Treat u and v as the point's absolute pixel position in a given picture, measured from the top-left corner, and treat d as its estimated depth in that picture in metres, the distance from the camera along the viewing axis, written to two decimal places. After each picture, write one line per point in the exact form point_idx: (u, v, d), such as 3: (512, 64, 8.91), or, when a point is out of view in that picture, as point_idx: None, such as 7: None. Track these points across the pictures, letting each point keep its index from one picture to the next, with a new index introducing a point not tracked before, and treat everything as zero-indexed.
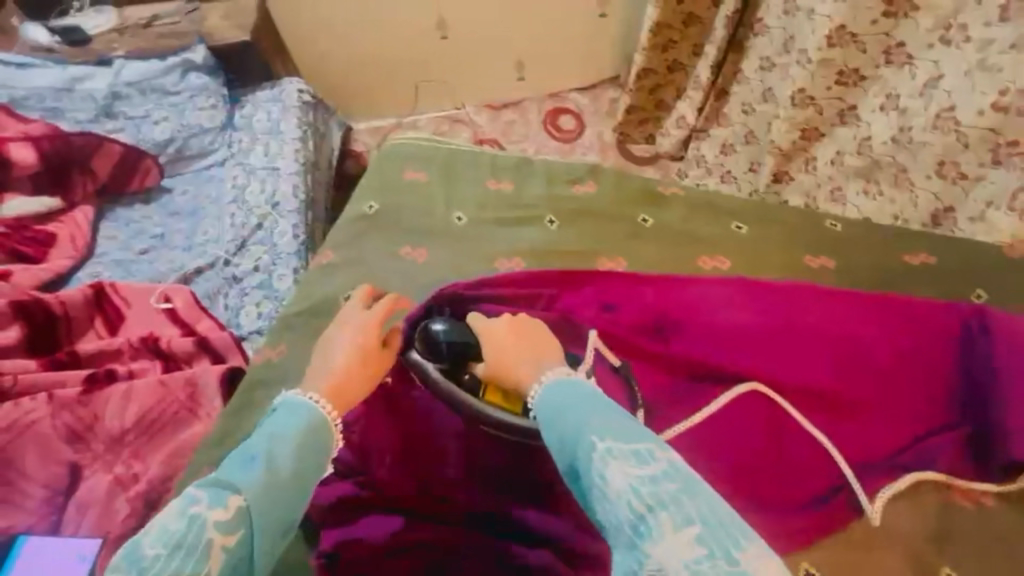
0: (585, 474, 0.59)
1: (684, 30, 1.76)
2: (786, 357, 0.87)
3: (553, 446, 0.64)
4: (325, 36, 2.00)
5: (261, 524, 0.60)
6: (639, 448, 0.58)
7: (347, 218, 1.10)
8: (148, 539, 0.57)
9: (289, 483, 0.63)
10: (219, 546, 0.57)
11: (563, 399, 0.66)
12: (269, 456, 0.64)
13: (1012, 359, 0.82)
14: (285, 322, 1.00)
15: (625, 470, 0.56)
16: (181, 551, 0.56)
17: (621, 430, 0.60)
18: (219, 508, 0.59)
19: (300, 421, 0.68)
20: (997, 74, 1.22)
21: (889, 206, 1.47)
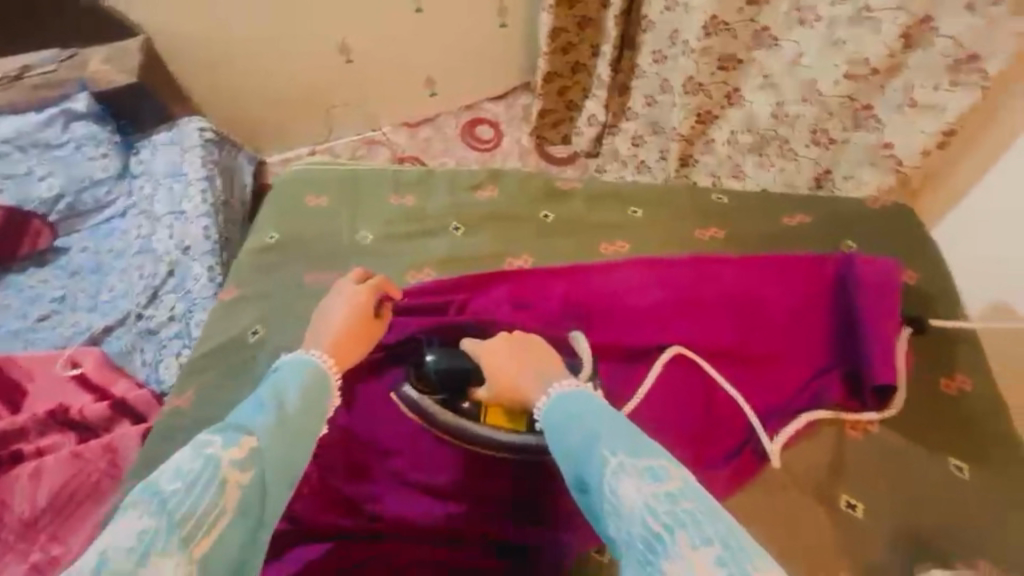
0: (598, 488, 0.59)
1: (580, 32, 1.83)
2: (690, 325, 0.92)
3: (564, 459, 0.64)
4: (220, 70, 1.92)
5: (273, 467, 0.61)
6: (652, 464, 0.58)
7: (248, 252, 1.07)
8: (163, 477, 0.55)
9: (298, 427, 0.64)
10: (234, 482, 0.57)
11: (572, 414, 0.66)
12: (275, 403, 0.65)
13: (873, 303, 0.92)
14: (193, 368, 0.96)
15: (637, 486, 0.56)
16: (199, 482, 0.55)
17: (635, 446, 0.60)
18: (235, 447, 0.59)
19: (300, 377, 0.69)
20: (842, 47, 1.29)
21: (780, 175, 1.55)
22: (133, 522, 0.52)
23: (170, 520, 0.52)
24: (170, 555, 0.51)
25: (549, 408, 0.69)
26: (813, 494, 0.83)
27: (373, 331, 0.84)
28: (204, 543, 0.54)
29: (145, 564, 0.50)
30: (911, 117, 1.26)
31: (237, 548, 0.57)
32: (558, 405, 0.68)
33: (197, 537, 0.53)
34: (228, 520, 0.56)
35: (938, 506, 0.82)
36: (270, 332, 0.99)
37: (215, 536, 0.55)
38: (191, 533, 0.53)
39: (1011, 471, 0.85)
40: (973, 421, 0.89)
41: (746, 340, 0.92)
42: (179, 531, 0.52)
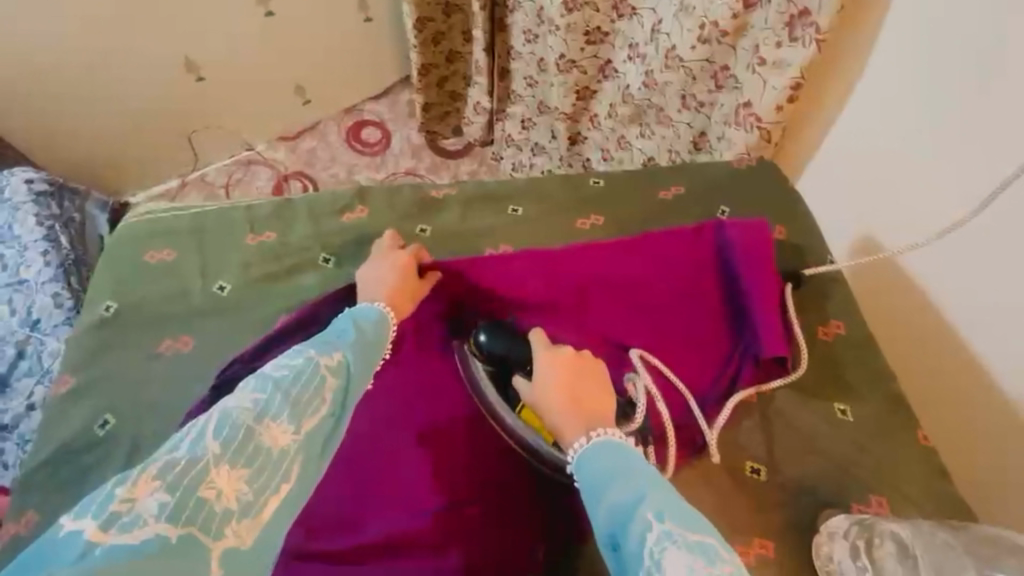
0: (637, 556, 0.58)
1: (447, 20, 1.75)
2: (586, 321, 0.92)
3: (599, 516, 0.61)
4: (50, 108, 1.67)
5: (359, 375, 0.67)
6: (703, 543, 0.57)
7: (80, 330, 0.92)
8: (272, 366, 0.64)
9: (376, 345, 0.71)
10: (326, 382, 0.64)
11: (614, 468, 0.63)
12: (355, 325, 0.72)
13: (749, 266, 0.95)
14: (28, 480, 0.81)
15: (688, 563, 0.55)
16: (300, 373, 0.62)
17: (684, 519, 0.59)
18: (327, 353, 0.66)
19: (373, 308, 0.76)
20: (692, 12, 1.30)
21: (662, 142, 1.55)
22: (249, 394, 0.60)
23: (278, 397, 0.60)
24: (280, 423, 0.59)
25: (587, 457, 0.65)
26: (717, 463, 0.85)
27: (416, 289, 0.89)
28: (310, 424, 0.61)
29: (260, 426, 0.58)
30: (761, 76, 1.26)
31: (328, 440, 0.62)
32: (600, 459, 0.64)
33: (302, 417, 0.60)
34: (326, 410, 0.62)
35: (827, 451, 0.86)
36: (123, 421, 0.85)
37: (318, 418, 0.62)
38: (300, 410, 0.61)
39: (888, 408, 0.90)
40: (851, 364, 0.94)
41: (642, 323, 0.92)
42: (291, 403, 0.60)
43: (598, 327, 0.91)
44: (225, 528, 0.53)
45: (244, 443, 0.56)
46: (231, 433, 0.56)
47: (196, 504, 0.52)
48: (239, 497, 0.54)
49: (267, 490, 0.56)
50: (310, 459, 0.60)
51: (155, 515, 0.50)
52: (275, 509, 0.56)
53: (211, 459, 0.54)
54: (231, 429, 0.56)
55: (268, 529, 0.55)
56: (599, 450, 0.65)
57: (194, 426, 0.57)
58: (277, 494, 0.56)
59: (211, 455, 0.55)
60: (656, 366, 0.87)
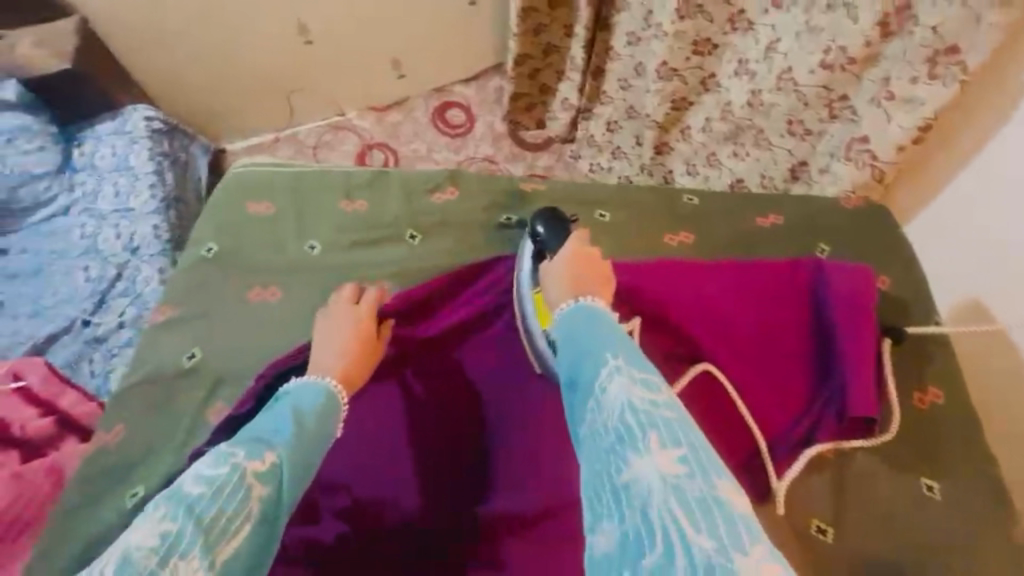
0: (589, 382, 0.66)
1: (551, 12, 1.71)
2: (659, 341, 0.90)
3: (565, 357, 0.71)
4: (174, 54, 1.80)
5: (290, 482, 0.65)
6: (645, 377, 0.65)
7: (182, 266, 0.99)
8: (186, 485, 0.60)
9: (310, 439, 0.69)
10: (254, 492, 0.61)
11: (582, 324, 0.73)
12: (292, 418, 0.70)
13: (846, 314, 0.88)
14: (121, 395, 0.88)
15: (628, 386, 0.63)
16: (220, 492, 0.59)
17: (634, 359, 0.67)
18: (257, 459, 0.63)
19: (314, 395, 0.74)
20: (819, 35, 1.20)
21: (756, 166, 1.47)
22: (158, 525, 0.56)
23: (191, 526, 0.56)
24: (191, 560, 0.55)
25: (565, 316, 0.76)
26: (782, 514, 0.82)
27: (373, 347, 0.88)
28: (226, 549, 0.58)
29: (166, 568, 0.53)
30: (886, 112, 1.17)
31: (257, 552, 0.61)
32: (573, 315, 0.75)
33: (219, 541, 0.57)
34: (251, 525, 0.60)
35: (905, 527, 0.81)
36: (210, 354, 0.92)
37: (234, 542, 0.59)
38: (214, 538, 0.57)
39: (982, 497, 0.83)
40: (946, 440, 0.87)
41: (718, 356, 0.89)
42: (205, 531, 0.57)
43: (672, 351, 0.90)
44: None
45: None
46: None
47: None
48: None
49: None
50: None
51: None
52: None
53: None
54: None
55: None
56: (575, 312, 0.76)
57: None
58: None
59: None
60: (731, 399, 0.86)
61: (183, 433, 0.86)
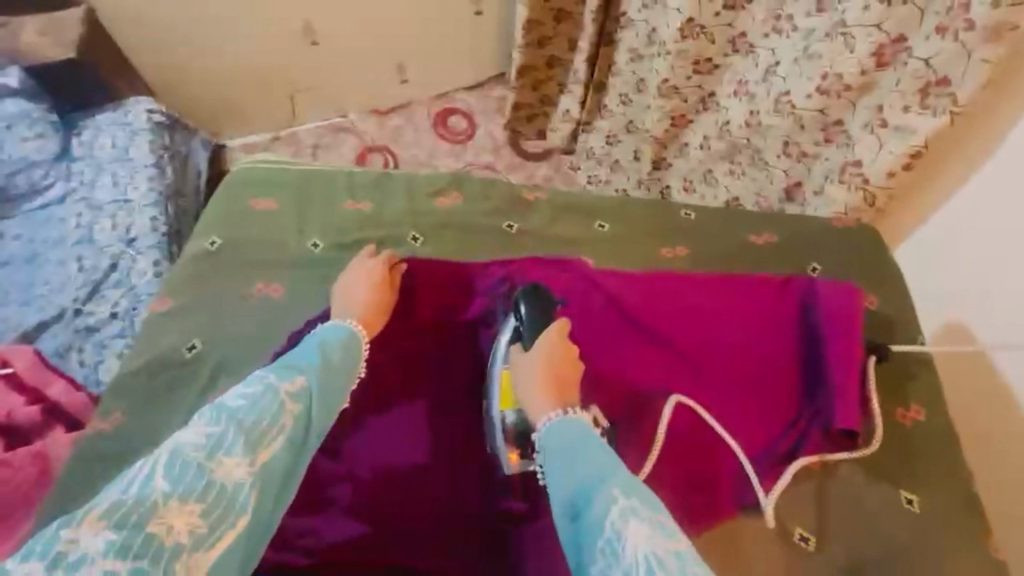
0: (601, 523, 0.63)
1: (556, 26, 1.75)
2: (638, 354, 0.93)
3: (566, 484, 0.67)
4: (178, 48, 1.81)
5: (318, 403, 0.72)
6: (660, 520, 0.62)
7: (185, 258, 0.99)
8: (227, 398, 0.68)
9: (335, 371, 0.76)
10: (286, 409, 0.68)
11: (576, 447, 0.70)
12: (320, 351, 0.76)
13: (835, 331, 0.91)
14: (119, 384, 0.89)
15: (646, 534, 0.60)
16: (256, 405, 0.67)
17: (644, 495, 0.64)
18: (288, 380, 0.70)
19: (340, 332, 0.81)
20: (817, 61, 1.23)
21: (751, 185, 1.51)
22: (202, 428, 0.64)
23: (231, 431, 0.64)
24: (232, 458, 0.63)
25: (553, 437, 0.72)
26: (771, 527, 0.84)
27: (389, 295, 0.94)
28: (265, 452, 0.65)
29: (212, 462, 0.62)
30: (879, 138, 1.20)
31: (290, 467, 0.68)
32: (561, 433, 0.72)
33: (257, 446, 0.65)
34: (284, 436, 0.67)
35: (889, 541, 0.83)
36: (210, 347, 0.92)
37: (271, 449, 0.66)
38: (254, 443, 0.65)
39: (961, 512, 0.86)
40: (930, 457, 0.89)
41: (709, 367, 0.92)
42: (244, 437, 0.64)
43: (653, 362, 0.92)
44: (174, 564, 0.56)
45: (196, 479, 0.60)
46: (182, 468, 0.60)
47: (144, 541, 0.56)
48: (193, 532, 0.58)
49: (221, 525, 0.60)
50: (264, 493, 0.64)
51: (102, 552, 0.54)
52: (229, 543, 0.60)
53: (159, 497, 0.58)
54: (181, 467, 0.60)
55: (220, 558, 0.60)
56: (566, 425, 0.73)
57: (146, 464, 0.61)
58: (231, 529, 0.61)
59: (161, 492, 0.59)
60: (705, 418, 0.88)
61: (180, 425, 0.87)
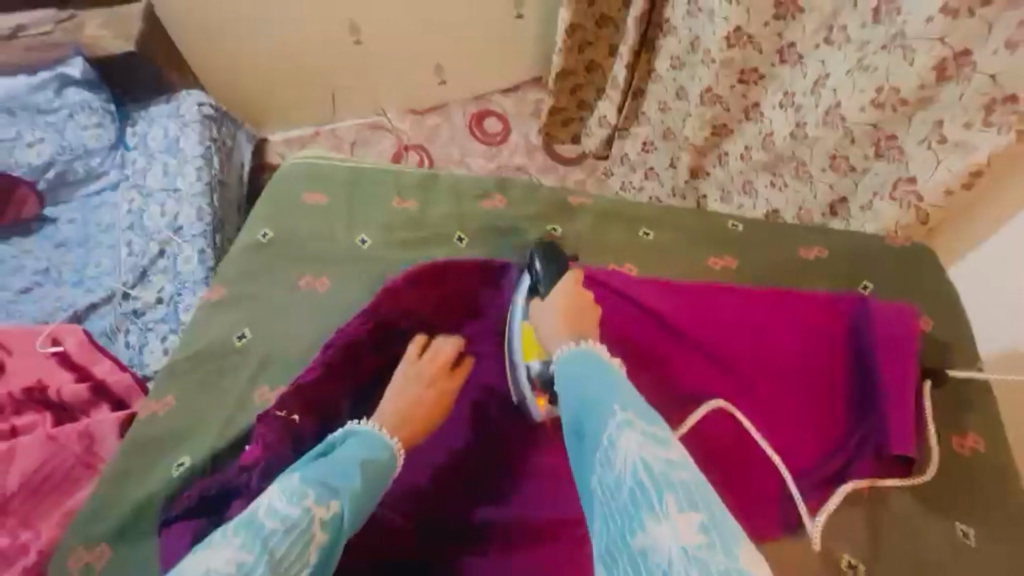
0: (598, 436, 0.66)
1: (598, 31, 1.74)
2: (675, 364, 0.92)
3: (573, 407, 0.72)
4: (228, 44, 1.87)
5: (347, 529, 0.67)
6: (655, 432, 0.64)
7: (237, 248, 1.02)
8: (261, 516, 0.62)
9: (369, 491, 0.71)
10: (315, 541, 0.63)
11: (583, 374, 0.74)
12: (360, 469, 0.71)
13: (888, 353, 0.89)
14: (172, 368, 0.92)
15: (637, 443, 0.63)
16: (291, 532, 0.62)
17: (642, 412, 0.67)
18: (325, 504, 0.65)
19: (380, 451, 0.76)
20: (873, 73, 1.19)
21: (793, 197, 1.48)
22: (232, 555, 0.59)
23: (260, 565, 0.59)
24: None
25: (568, 365, 0.77)
26: (817, 550, 0.81)
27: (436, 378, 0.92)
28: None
29: None
30: (935, 154, 1.17)
31: None
32: (574, 363, 0.77)
33: None
34: (307, 571, 0.62)
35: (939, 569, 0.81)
36: (258, 336, 0.95)
37: None
38: None
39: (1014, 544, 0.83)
40: (985, 488, 0.86)
41: (754, 384, 0.90)
42: (271, 571, 0.59)
43: (694, 377, 0.91)
44: None
45: None
46: None
47: None
48: None
49: None
50: None
51: None
52: None
53: None
54: None
55: None
56: (577, 354, 0.78)
57: None
58: None
59: None
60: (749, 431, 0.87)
61: (228, 411, 0.89)
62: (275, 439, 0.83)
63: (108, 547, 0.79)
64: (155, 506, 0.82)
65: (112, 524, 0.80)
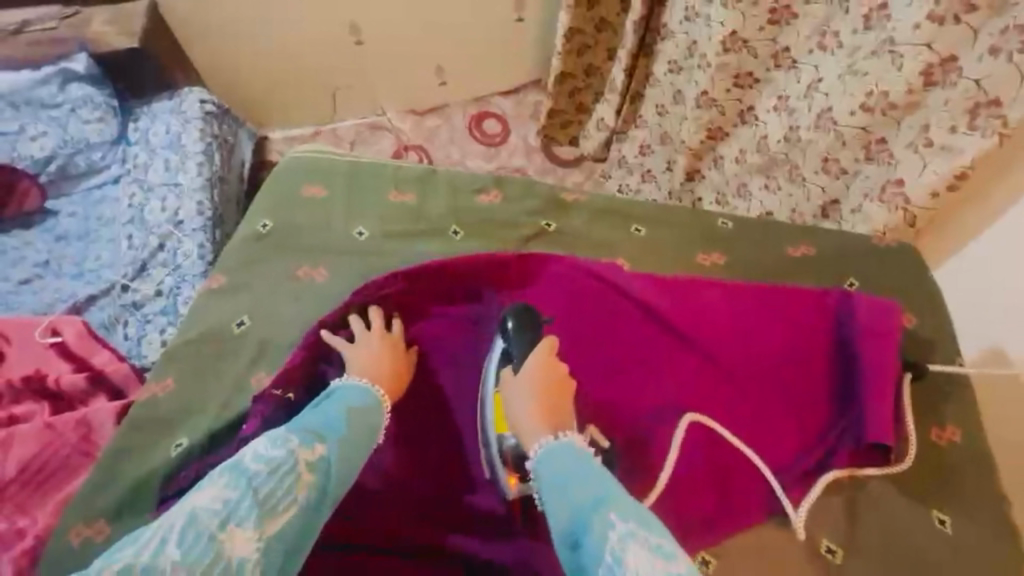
0: (599, 547, 0.64)
1: (596, 34, 1.77)
2: (665, 360, 0.94)
3: (564, 513, 0.69)
4: (231, 43, 1.89)
5: (336, 474, 0.69)
6: (658, 542, 0.63)
7: (239, 239, 1.04)
8: (247, 459, 0.65)
9: (356, 439, 0.73)
10: (302, 480, 0.66)
11: (572, 473, 0.72)
12: (343, 419, 0.74)
13: (873, 350, 0.91)
14: (172, 355, 0.93)
15: (646, 558, 0.61)
16: (278, 469, 0.65)
17: (641, 520, 0.66)
18: (309, 447, 0.68)
19: (364, 399, 0.78)
20: (863, 78, 1.22)
21: (787, 199, 1.50)
22: (220, 491, 0.61)
23: (249, 498, 0.61)
24: (245, 528, 0.59)
25: (550, 461, 0.74)
26: (800, 538, 0.84)
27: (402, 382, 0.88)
28: (278, 522, 0.62)
29: (224, 533, 0.58)
30: (922, 157, 1.19)
31: (293, 542, 0.64)
32: (559, 459, 0.74)
33: (268, 518, 0.62)
34: (297, 508, 0.65)
35: (917, 556, 0.83)
36: (257, 324, 0.97)
37: (280, 522, 0.63)
38: (267, 511, 0.62)
39: (990, 533, 0.85)
40: (963, 479, 0.89)
41: (739, 375, 0.92)
42: (260, 506, 0.61)
43: (678, 366, 0.93)
44: None
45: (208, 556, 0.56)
46: (195, 540, 0.56)
47: None
48: None
49: None
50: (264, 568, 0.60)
51: None
52: None
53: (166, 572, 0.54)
54: (194, 536, 0.57)
55: None
56: (562, 450, 0.75)
57: (160, 530, 0.57)
58: None
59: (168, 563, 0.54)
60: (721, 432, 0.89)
61: (225, 393, 0.91)
62: (271, 414, 0.85)
63: (109, 526, 0.81)
64: (153, 487, 0.84)
65: (112, 504, 0.82)
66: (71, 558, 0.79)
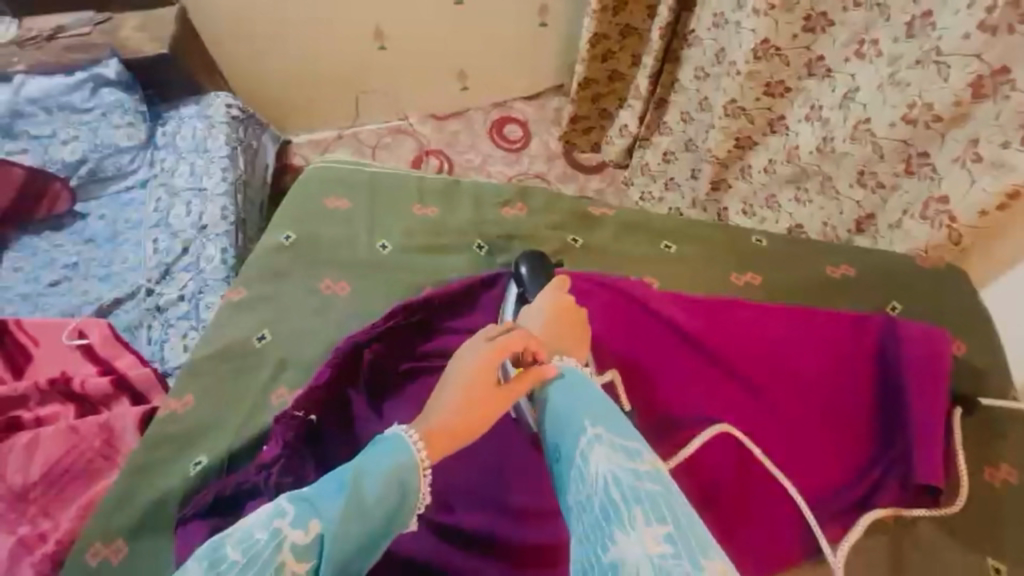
0: (570, 450, 0.61)
1: (621, 41, 1.73)
2: (697, 382, 0.90)
3: (548, 422, 0.67)
4: (256, 48, 1.90)
5: (333, 561, 0.57)
6: (628, 446, 0.59)
7: (261, 249, 1.04)
8: (230, 543, 0.56)
9: (368, 518, 0.58)
10: (288, 569, 0.55)
11: (558, 386, 0.69)
12: (350, 490, 0.59)
13: (919, 380, 0.86)
14: (194, 367, 0.93)
15: (609, 457, 0.58)
16: (253, 563, 0.54)
17: (615, 427, 0.61)
18: (299, 530, 0.57)
19: (389, 459, 0.61)
20: (905, 88, 1.16)
21: (819, 213, 1.45)
22: None
23: None
24: None
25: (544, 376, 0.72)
26: None
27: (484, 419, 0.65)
28: None
29: None
30: (970, 173, 1.13)
31: None
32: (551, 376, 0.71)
33: None
34: None
35: None
36: (278, 338, 0.96)
37: None
38: None
39: None
40: (1017, 522, 0.83)
41: (774, 402, 0.88)
42: None
43: (713, 389, 0.89)
44: None
45: None
46: None
47: None
48: None
49: None
50: None
51: None
52: None
53: None
54: None
55: None
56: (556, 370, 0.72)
57: None
58: None
59: None
60: (755, 459, 0.84)
61: (244, 407, 0.90)
62: (294, 438, 0.83)
63: (127, 541, 0.80)
64: (173, 501, 0.83)
65: (132, 518, 0.82)
66: (90, 571, 0.78)
